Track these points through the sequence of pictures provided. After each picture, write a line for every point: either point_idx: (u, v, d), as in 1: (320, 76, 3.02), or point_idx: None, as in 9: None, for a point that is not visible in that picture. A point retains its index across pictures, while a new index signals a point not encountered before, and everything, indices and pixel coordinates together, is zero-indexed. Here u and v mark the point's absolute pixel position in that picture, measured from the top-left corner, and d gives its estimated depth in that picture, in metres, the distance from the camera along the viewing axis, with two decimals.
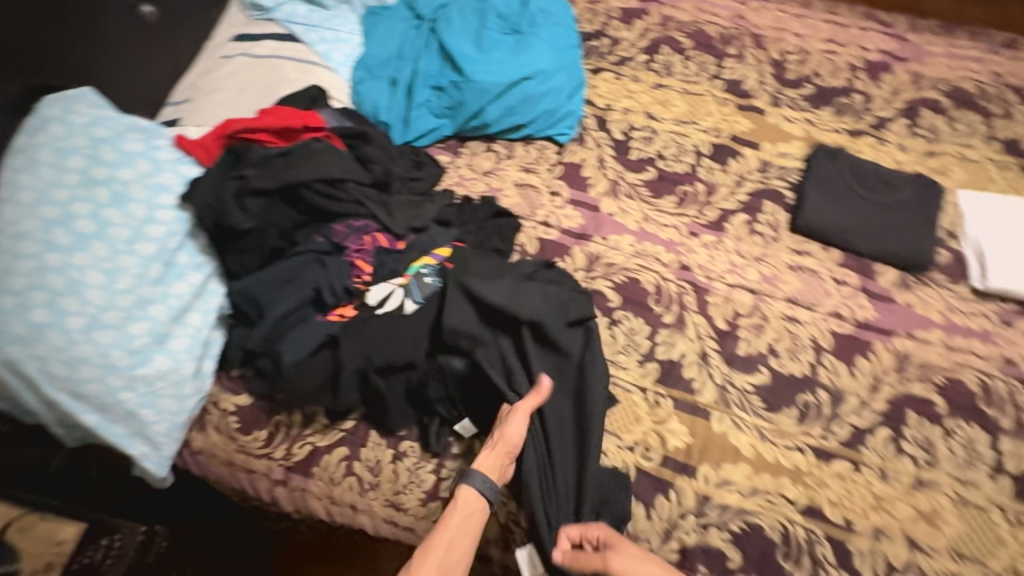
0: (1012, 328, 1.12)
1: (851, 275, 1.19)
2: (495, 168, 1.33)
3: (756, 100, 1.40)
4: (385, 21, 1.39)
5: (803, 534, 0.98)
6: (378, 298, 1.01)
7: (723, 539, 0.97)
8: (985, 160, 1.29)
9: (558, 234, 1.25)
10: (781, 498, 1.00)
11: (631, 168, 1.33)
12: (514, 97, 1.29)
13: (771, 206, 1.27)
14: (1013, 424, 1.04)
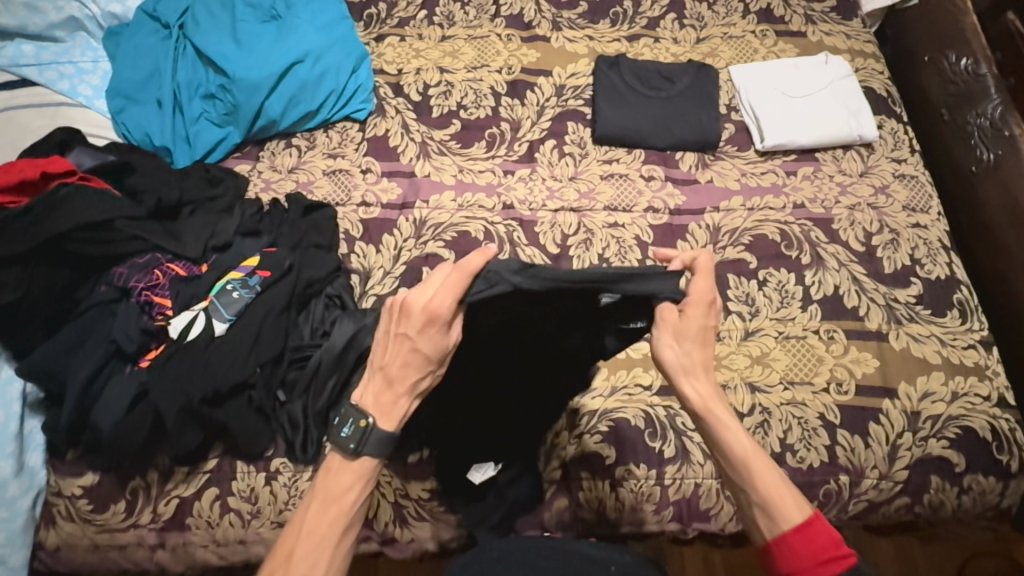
0: (796, 176, 1.25)
1: (656, 170, 1.27)
2: (300, 162, 1.26)
3: (538, 29, 1.42)
4: (129, 38, 1.26)
5: (663, 411, 1.06)
6: (180, 328, 0.95)
7: (597, 441, 1.04)
8: (745, 34, 1.41)
9: (380, 210, 1.23)
10: (639, 388, 1.08)
11: (435, 126, 1.32)
12: (290, 86, 1.24)
13: (574, 126, 1.32)
14: (813, 259, 1.17)
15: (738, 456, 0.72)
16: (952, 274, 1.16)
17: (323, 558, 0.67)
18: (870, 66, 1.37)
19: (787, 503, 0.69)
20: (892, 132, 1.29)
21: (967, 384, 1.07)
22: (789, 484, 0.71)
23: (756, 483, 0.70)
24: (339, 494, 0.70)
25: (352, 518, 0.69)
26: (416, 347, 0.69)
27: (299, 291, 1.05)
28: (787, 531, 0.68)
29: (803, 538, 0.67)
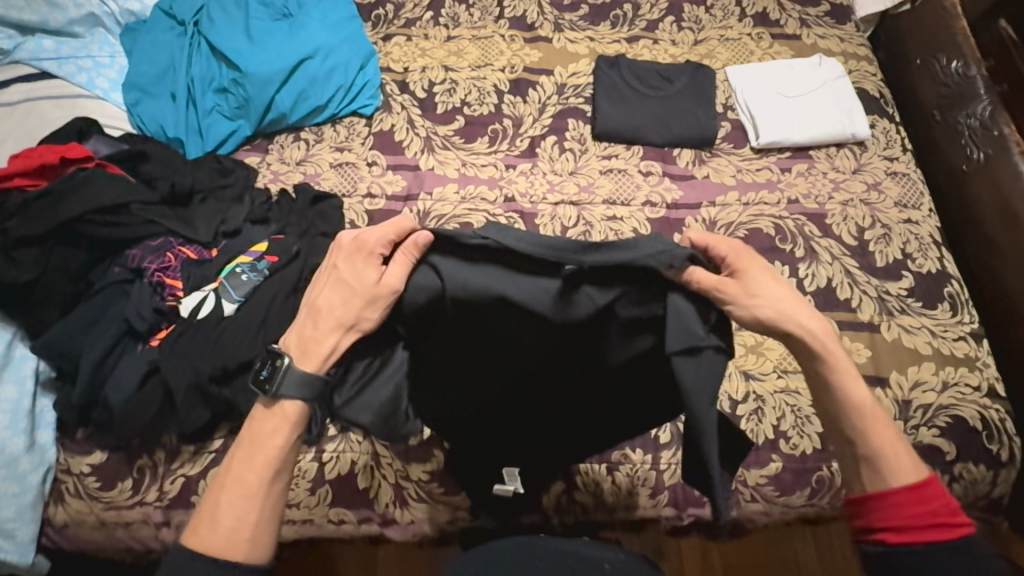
0: (790, 172, 1.28)
1: (654, 165, 1.30)
2: (308, 155, 1.30)
3: (540, 31, 1.47)
4: (145, 34, 1.30)
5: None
6: (191, 308, 0.98)
7: None
8: (742, 37, 1.45)
9: (385, 201, 1.26)
10: None
11: (440, 122, 1.36)
12: (300, 81, 1.28)
13: (575, 123, 1.35)
14: (806, 252, 1.20)
15: (859, 405, 0.74)
16: (943, 268, 1.19)
17: (251, 509, 0.71)
18: (863, 68, 1.41)
19: (905, 463, 0.72)
20: (884, 131, 1.33)
21: (957, 374, 1.09)
22: (902, 443, 0.74)
23: (870, 437, 0.73)
24: (266, 444, 0.74)
25: (283, 466, 0.74)
26: (342, 279, 0.77)
27: (306, 277, 1.07)
28: (899, 489, 0.70)
29: (913, 500, 0.70)
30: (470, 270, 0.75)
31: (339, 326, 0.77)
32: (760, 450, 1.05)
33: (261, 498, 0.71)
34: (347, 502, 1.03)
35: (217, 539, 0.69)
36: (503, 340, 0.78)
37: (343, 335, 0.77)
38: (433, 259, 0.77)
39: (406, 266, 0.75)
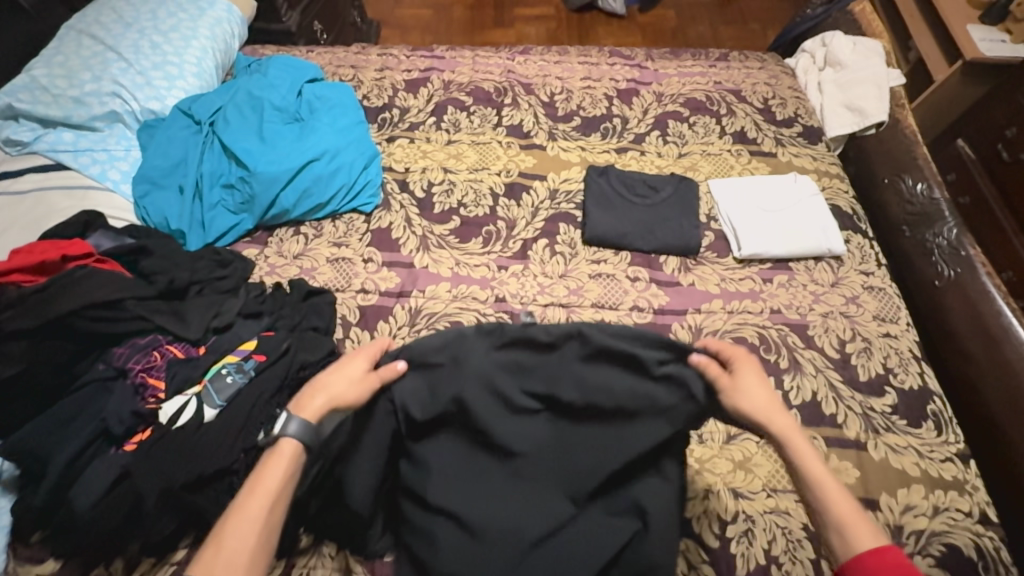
0: (772, 283, 1.33)
1: (641, 271, 1.35)
2: (305, 250, 1.35)
3: (535, 139, 1.57)
4: (162, 130, 1.37)
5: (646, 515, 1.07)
6: (171, 413, 0.96)
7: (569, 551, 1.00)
8: (722, 152, 1.56)
9: (378, 297, 1.29)
10: None
11: (436, 221, 1.41)
12: (304, 180, 1.34)
13: (565, 227, 1.42)
14: (790, 363, 1.22)
15: (813, 479, 0.80)
16: (924, 384, 1.21)
17: (246, 544, 0.72)
18: (836, 185, 1.51)
19: (851, 513, 0.77)
20: (859, 246, 1.40)
21: (947, 499, 1.08)
22: (864, 517, 0.77)
23: (831, 505, 0.78)
24: (266, 477, 0.78)
25: (280, 500, 0.77)
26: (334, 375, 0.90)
27: (292, 375, 1.07)
28: (865, 554, 0.73)
29: (874, 559, 0.72)
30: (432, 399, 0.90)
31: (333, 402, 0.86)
32: None
33: (261, 528, 0.74)
34: None
35: (218, 567, 0.69)
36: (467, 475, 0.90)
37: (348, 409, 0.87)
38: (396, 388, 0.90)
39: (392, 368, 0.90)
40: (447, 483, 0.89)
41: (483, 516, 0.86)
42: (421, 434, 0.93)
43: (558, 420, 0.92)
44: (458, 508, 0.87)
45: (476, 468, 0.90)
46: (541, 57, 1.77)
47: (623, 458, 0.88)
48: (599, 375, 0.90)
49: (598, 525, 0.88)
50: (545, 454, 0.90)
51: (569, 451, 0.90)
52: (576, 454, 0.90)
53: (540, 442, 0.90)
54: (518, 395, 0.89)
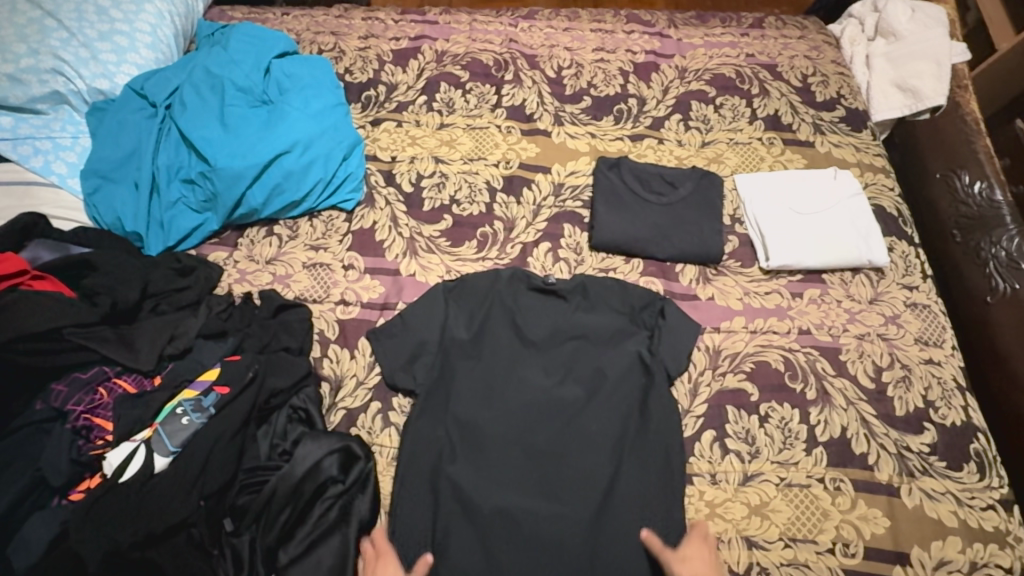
0: (801, 298, 1.18)
1: (655, 282, 1.20)
2: (279, 253, 1.21)
3: (539, 123, 1.39)
4: (112, 115, 1.21)
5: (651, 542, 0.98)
6: (117, 461, 0.88)
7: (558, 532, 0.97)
8: (752, 141, 1.37)
9: (359, 309, 1.16)
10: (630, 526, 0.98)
11: (425, 220, 1.26)
12: (275, 174, 1.18)
13: (570, 228, 1.26)
14: (818, 394, 1.09)
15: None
16: (968, 419, 1.08)
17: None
18: (881, 181, 1.32)
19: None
20: (903, 255, 1.23)
21: (986, 553, 0.97)
22: None
23: None
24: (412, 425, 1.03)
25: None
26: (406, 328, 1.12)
27: (259, 406, 0.99)
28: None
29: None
30: (453, 328, 1.11)
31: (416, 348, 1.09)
32: None
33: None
34: None
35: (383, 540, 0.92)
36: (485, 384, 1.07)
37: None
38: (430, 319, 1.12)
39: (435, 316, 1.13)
40: (456, 439, 1.02)
41: (481, 416, 1.04)
42: (445, 355, 1.09)
43: (548, 359, 1.10)
44: (478, 415, 1.04)
45: (498, 386, 1.07)
46: (548, 22, 1.55)
47: (587, 387, 1.07)
48: (590, 321, 1.13)
49: (596, 455, 1.01)
50: (540, 365, 1.10)
51: (565, 381, 1.08)
52: (559, 381, 1.08)
53: (550, 372, 1.09)
54: (521, 322, 1.12)
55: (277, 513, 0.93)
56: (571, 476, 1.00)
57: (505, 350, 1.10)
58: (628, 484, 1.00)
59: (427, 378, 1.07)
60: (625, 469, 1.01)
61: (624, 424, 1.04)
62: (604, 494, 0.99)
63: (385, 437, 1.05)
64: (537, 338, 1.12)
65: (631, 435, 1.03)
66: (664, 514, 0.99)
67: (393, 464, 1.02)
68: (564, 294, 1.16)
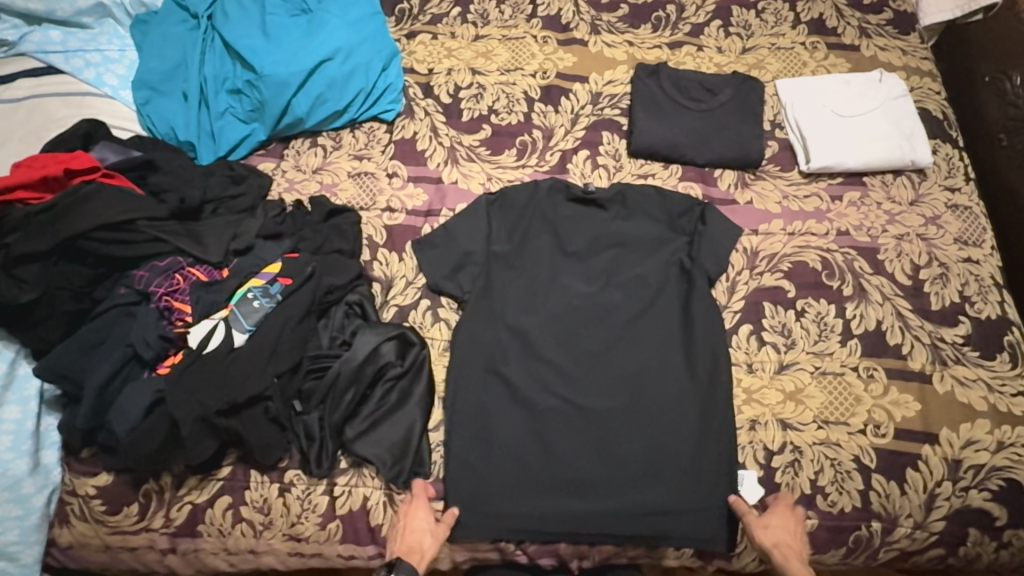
0: (841, 201, 1.19)
1: (693, 187, 1.22)
2: (325, 163, 1.24)
3: (575, 32, 1.37)
4: (157, 26, 1.23)
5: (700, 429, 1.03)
6: (199, 339, 0.96)
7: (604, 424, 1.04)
8: (794, 45, 1.33)
9: (405, 216, 1.20)
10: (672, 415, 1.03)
11: (465, 130, 1.27)
12: (318, 83, 1.20)
13: (609, 136, 1.26)
14: (855, 291, 1.12)
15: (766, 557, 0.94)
16: (1003, 314, 1.10)
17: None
18: (927, 85, 1.29)
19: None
20: (946, 157, 1.22)
21: (1014, 434, 1.01)
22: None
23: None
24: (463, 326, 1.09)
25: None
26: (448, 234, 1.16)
27: (320, 300, 1.07)
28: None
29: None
30: (497, 239, 1.16)
31: (460, 253, 1.14)
32: (796, 506, 0.98)
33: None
34: (357, 539, 0.98)
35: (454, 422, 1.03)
36: (532, 296, 1.13)
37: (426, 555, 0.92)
38: (476, 230, 1.16)
39: (473, 221, 1.16)
40: (509, 341, 1.09)
41: (528, 321, 1.10)
42: (491, 267, 1.14)
43: (590, 269, 1.15)
44: (526, 320, 1.10)
45: (541, 292, 1.13)
46: None
47: (629, 294, 1.12)
48: (629, 229, 1.17)
49: (641, 354, 1.07)
50: (581, 276, 1.15)
51: (609, 288, 1.12)
52: (603, 288, 1.13)
53: (592, 279, 1.14)
54: (564, 236, 1.17)
55: (342, 392, 1.00)
56: (616, 372, 1.06)
57: (546, 258, 1.16)
58: (673, 378, 1.05)
59: (474, 285, 1.12)
60: (670, 366, 1.06)
61: (666, 326, 1.09)
62: (648, 388, 1.05)
63: (436, 330, 1.10)
64: (578, 250, 1.16)
65: (673, 333, 1.08)
66: (710, 407, 1.04)
67: (446, 355, 1.09)
68: (604, 204, 1.19)
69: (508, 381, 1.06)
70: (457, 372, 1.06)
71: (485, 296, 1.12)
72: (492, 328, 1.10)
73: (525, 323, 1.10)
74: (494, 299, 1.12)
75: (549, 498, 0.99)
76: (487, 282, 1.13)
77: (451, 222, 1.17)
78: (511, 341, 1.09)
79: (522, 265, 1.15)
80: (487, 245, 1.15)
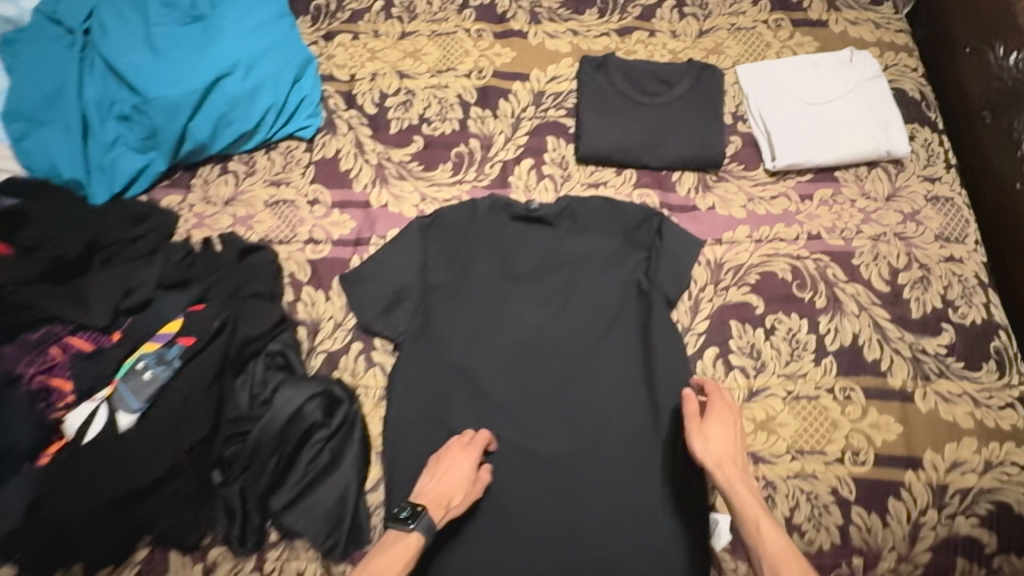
0: (811, 201, 1.08)
1: (650, 194, 1.10)
2: (237, 192, 1.10)
3: (512, 23, 1.22)
4: (27, 46, 1.06)
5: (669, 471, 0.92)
6: (80, 422, 0.87)
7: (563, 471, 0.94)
8: (756, 25, 1.20)
9: (331, 247, 1.07)
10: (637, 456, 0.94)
11: (394, 144, 1.14)
12: (219, 103, 1.05)
13: (554, 141, 1.13)
14: (829, 302, 1.01)
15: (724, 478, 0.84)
16: (989, 317, 1.01)
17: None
18: (902, 62, 1.17)
19: (789, 567, 0.76)
20: (925, 143, 1.11)
21: (1003, 452, 0.93)
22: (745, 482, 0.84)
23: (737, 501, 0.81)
24: (401, 371, 0.97)
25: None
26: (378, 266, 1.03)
27: (233, 355, 0.94)
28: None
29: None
30: (435, 267, 1.03)
31: (393, 287, 1.01)
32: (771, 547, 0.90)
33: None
34: None
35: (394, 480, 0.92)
36: (477, 328, 1.00)
37: (447, 510, 0.85)
38: (411, 258, 1.02)
39: (405, 248, 1.03)
40: (453, 383, 0.97)
41: (474, 359, 0.98)
42: (429, 299, 1.01)
43: (542, 292, 1.02)
44: (472, 359, 0.98)
45: (488, 324, 1.00)
46: None
47: (584, 320, 1.00)
48: (581, 246, 1.04)
49: (600, 390, 0.97)
50: (532, 302, 1.01)
51: (563, 316, 1.01)
52: (555, 315, 1.01)
53: (544, 305, 1.01)
54: (510, 258, 1.03)
55: (265, 460, 0.90)
56: (570, 412, 0.96)
57: (492, 284, 1.02)
58: (635, 417, 0.95)
59: (411, 323, 0.99)
60: (630, 401, 0.96)
61: (624, 356, 0.98)
62: (607, 426, 0.95)
63: (369, 377, 0.99)
64: (527, 273, 1.03)
65: (633, 364, 0.98)
66: (680, 445, 0.93)
67: (383, 405, 0.98)
68: (552, 220, 1.05)
69: (455, 429, 0.95)
70: (396, 423, 0.95)
71: (423, 333, 0.99)
72: (434, 370, 0.97)
73: (470, 361, 0.98)
74: (434, 336, 0.99)
75: (505, 558, 0.89)
76: (425, 317, 1.00)
77: (382, 252, 1.04)
78: (456, 383, 0.97)
79: (464, 293, 1.01)
80: (423, 274, 1.02)
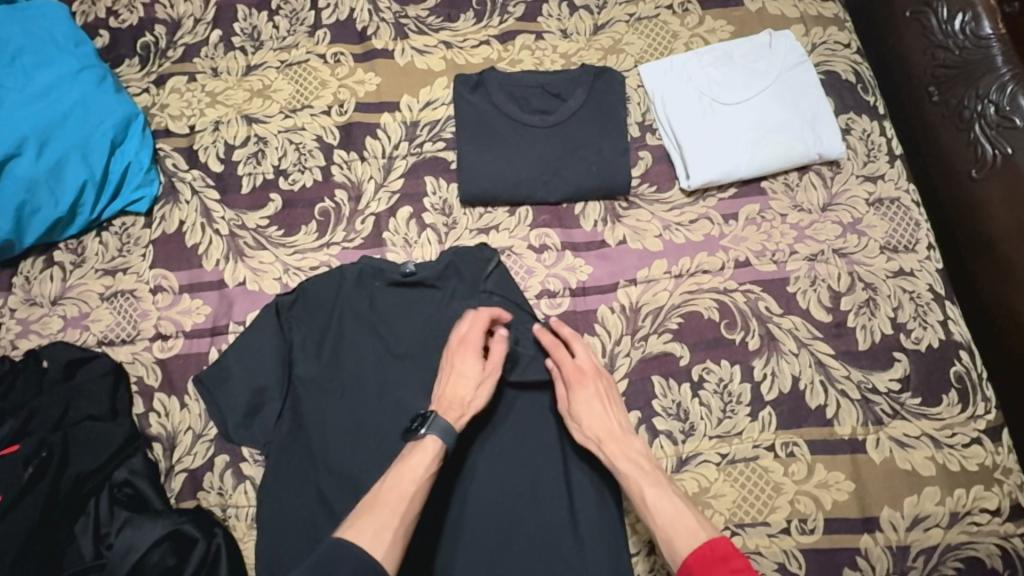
0: (736, 221, 0.92)
1: (550, 234, 0.94)
2: (66, 288, 0.93)
3: (375, 40, 1.03)
4: None
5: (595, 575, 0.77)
6: None
7: None
8: (659, 12, 1.02)
9: (183, 341, 0.91)
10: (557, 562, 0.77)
11: (246, 207, 0.96)
12: (12, 192, 0.89)
13: (434, 181, 0.96)
14: (763, 342, 0.87)
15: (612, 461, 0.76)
16: (948, 337, 0.87)
17: (389, 524, 0.66)
18: (832, 37, 1.00)
19: (684, 526, 0.69)
20: (863, 136, 0.95)
21: (970, 499, 0.81)
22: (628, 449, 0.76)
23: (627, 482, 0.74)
24: (271, 488, 0.83)
25: (409, 522, 0.67)
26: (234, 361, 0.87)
27: (62, 497, 0.79)
28: (691, 557, 0.66)
29: (699, 561, 0.65)
30: (300, 355, 0.87)
31: (252, 386, 0.85)
32: None
33: (401, 516, 0.66)
34: None
35: None
36: (355, 423, 0.83)
37: (466, 412, 0.76)
38: (272, 348, 0.87)
39: (263, 335, 0.87)
40: (332, 495, 0.81)
41: (354, 464, 0.82)
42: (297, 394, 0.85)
43: (429, 370, 0.86)
44: (352, 463, 0.82)
45: (368, 418, 0.84)
46: None
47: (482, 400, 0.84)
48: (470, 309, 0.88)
49: (506, 483, 0.80)
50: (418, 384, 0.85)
51: None
52: None
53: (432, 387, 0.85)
54: (387, 332, 0.87)
55: None
56: (474, 519, 0.79)
57: (369, 368, 0.86)
58: (549, 513, 0.79)
59: (278, 428, 0.85)
60: (545, 498, 0.80)
61: (531, 441, 0.82)
62: (518, 527, 0.79)
63: (239, 496, 0.85)
64: (409, 349, 0.87)
65: (542, 451, 0.82)
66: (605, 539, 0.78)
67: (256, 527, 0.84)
68: (434, 282, 0.89)
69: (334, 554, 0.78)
70: (267, 553, 0.80)
71: (295, 437, 0.84)
72: (307, 480, 0.82)
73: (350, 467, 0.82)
74: (307, 438, 0.84)
75: None
76: (295, 417, 0.85)
77: (237, 342, 0.88)
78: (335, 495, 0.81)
79: (338, 382, 0.85)
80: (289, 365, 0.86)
